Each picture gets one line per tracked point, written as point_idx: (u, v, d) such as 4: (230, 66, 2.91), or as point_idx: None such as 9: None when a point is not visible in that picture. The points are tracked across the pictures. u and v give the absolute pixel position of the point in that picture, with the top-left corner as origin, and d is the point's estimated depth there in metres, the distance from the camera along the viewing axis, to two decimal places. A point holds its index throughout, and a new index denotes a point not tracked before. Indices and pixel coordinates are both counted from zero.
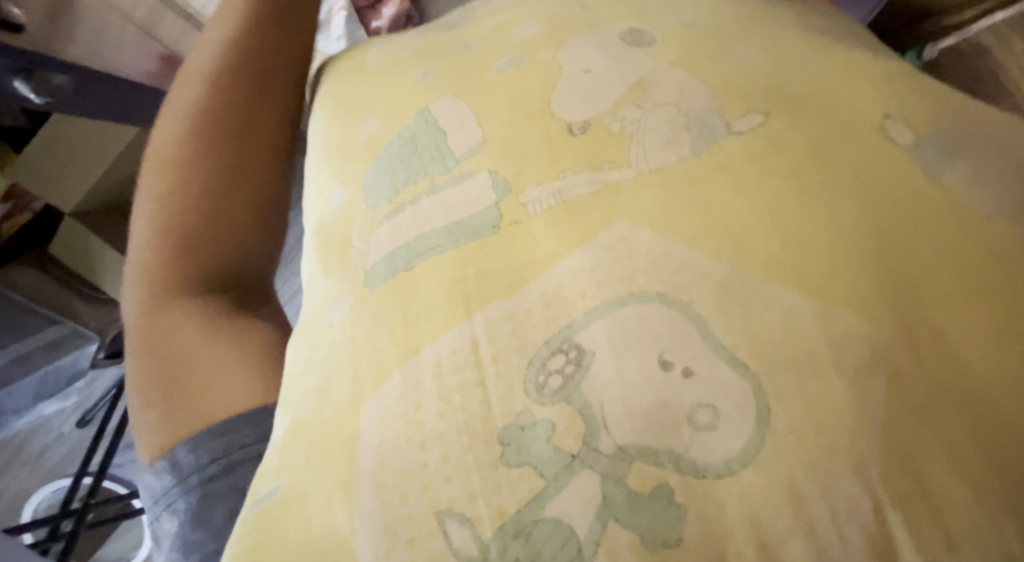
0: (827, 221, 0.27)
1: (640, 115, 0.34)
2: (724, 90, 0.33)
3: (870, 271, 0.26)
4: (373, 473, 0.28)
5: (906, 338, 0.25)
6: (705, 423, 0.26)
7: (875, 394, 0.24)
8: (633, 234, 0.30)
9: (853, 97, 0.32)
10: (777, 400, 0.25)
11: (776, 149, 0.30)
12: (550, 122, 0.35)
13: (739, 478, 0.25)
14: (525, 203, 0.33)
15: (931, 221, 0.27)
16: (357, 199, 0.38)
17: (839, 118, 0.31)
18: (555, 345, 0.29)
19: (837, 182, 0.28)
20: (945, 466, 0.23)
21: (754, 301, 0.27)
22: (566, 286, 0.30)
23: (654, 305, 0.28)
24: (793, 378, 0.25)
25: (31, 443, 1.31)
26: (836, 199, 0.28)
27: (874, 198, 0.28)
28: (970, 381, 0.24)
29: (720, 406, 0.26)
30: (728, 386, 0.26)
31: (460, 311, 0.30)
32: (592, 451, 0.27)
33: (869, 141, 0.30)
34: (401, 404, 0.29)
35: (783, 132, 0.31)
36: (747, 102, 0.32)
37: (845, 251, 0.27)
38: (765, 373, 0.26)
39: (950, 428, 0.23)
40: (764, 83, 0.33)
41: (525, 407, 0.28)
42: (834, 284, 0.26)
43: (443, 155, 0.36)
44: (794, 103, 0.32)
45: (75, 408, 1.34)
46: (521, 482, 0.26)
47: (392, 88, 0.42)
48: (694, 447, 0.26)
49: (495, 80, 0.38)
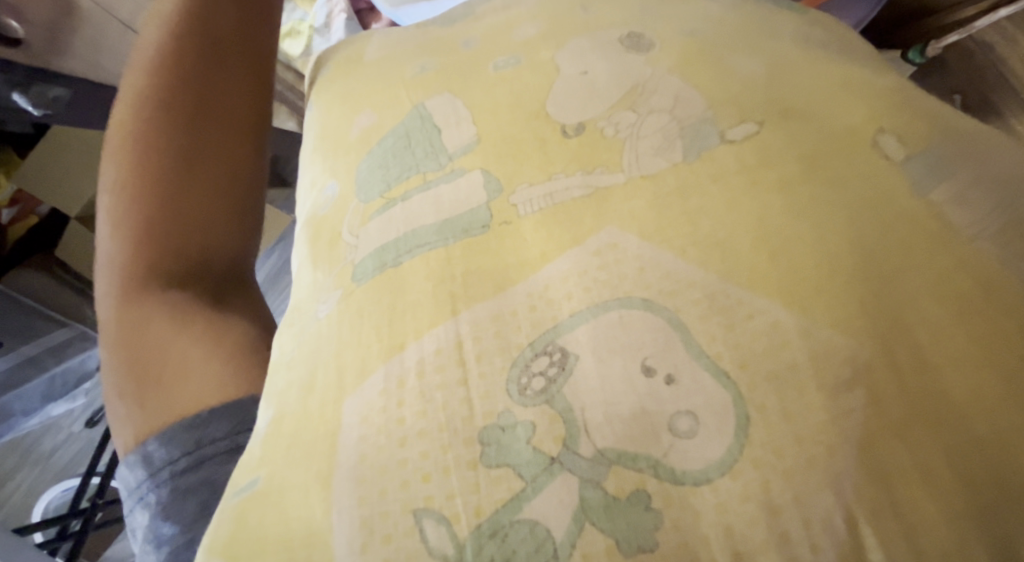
0: (813, 237, 0.28)
1: (635, 120, 0.34)
2: (719, 101, 0.33)
3: (853, 290, 0.27)
4: (354, 468, 0.28)
5: (884, 356, 0.26)
6: (685, 430, 0.26)
7: (855, 409, 0.25)
8: (623, 239, 0.30)
9: (847, 113, 0.33)
10: (756, 410, 0.25)
11: (768, 161, 0.31)
12: (545, 123, 0.35)
13: (716, 487, 0.25)
14: (516, 203, 0.33)
15: (914, 242, 0.28)
16: (349, 193, 0.39)
17: (833, 133, 0.32)
18: (539, 347, 0.29)
19: (827, 198, 0.29)
20: (917, 482, 0.24)
21: (739, 310, 0.27)
22: (553, 288, 0.30)
23: (638, 311, 0.28)
24: (772, 388, 0.26)
25: (43, 441, 1.40)
26: (823, 216, 0.29)
27: (860, 217, 0.29)
28: (944, 398, 0.25)
29: (699, 414, 0.26)
30: (709, 394, 0.26)
31: (446, 310, 0.31)
32: (572, 453, 0.27)
33: (861, 157, 0.31)
34: (384, 400, 0.29)
35: (777, 144, 0.31)
36: (741, 111, 0.33)
37: (827, 269, 0.27)
38: (746, 382, 0.26)
39: (925, 445, 0.24)
40: (759, 94, 0.34)
41: (506, 407, 0.28)
42: (819, 298, 0.27)
43: (435, 151, 0.37)
44: (787, 115, 0.33)
45: (82, 410, 1.43)
46: (499, 484, 0.27)
47: (390, 82, 0.43)
48: (673, 454, 0.26)
49: (492, 79, 0.38)
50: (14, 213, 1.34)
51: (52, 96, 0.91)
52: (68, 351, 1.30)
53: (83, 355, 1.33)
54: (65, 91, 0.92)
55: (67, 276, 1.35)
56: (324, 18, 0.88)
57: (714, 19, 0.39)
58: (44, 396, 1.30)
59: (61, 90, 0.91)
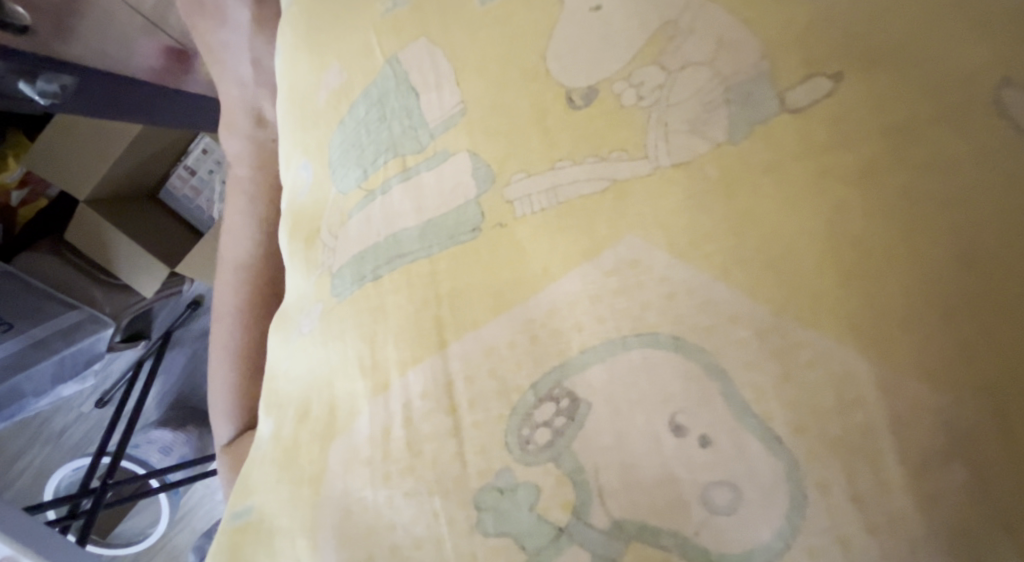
0: (906, 254, 0.21)
1: (663, 78, 0.26)
2: (787, 38, 0.24)
3: (959, 334, 0.20)
4: (338, 524, 0.25)
5: (997, 424, 0.19)
6: (723, 506, 0.22)
7: (948, 493, 0.19)
8: (648, 255, 0.24)
9: (977, 46, 0.23)
10: (817, 488, 0.21)
11: (846, 138, 0.22)
12: (544, 84, 0.27)
13: None
14: (510, 200, 0.26)
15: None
16: (325, 178, 0.33)
17: (951, 81, 0.22)
18: (543, 391, 0.24)
19: (929, 188, 0.21)
20: None
21: (799, 354, 0.21)
22: (560, 316, 0.25)
23: (666, 354, 0.23)
24: (839, 465, 0.21)
25: (52, 422, 1.00)
26: (925, 216, 0.21)
27: (979, 217, 0.21)
28: None
29: (742, 489, 0.22)
30: (755, 464, 0.22)
31: (432, 341, 0.26)
32: (583, 524, 0.23)
33: (991, 117, 0.22)
34: (370, 449, 0.25)
35: (859, 109, 0.23)
36: (812, 55, 0.24)
37: (925, 306, 0.20)
38: (806, 454, 0.21)
39: None
40: (838, 25, 0.24)
41: (505, 465, 0.24)
42: (905, 339, 0.20)
43: (414, 128, 0.30)
44: (874, 55, 0.23)
45: (92, 390, 1.03)
46: (498, 555, 0.23)
47: (356, 23, 0.34)
48: (706, 532, 0.22)
49: (478, 18, 0.29)
50: (21, 195, 1.02)
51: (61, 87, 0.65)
52: (81, 332, 0.87)
53: (96, 337, 0.88)
54: (73, 80, 0.66)
55: (79, 259, 1.02)
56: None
57: None
58: (56, 376, 0.85)
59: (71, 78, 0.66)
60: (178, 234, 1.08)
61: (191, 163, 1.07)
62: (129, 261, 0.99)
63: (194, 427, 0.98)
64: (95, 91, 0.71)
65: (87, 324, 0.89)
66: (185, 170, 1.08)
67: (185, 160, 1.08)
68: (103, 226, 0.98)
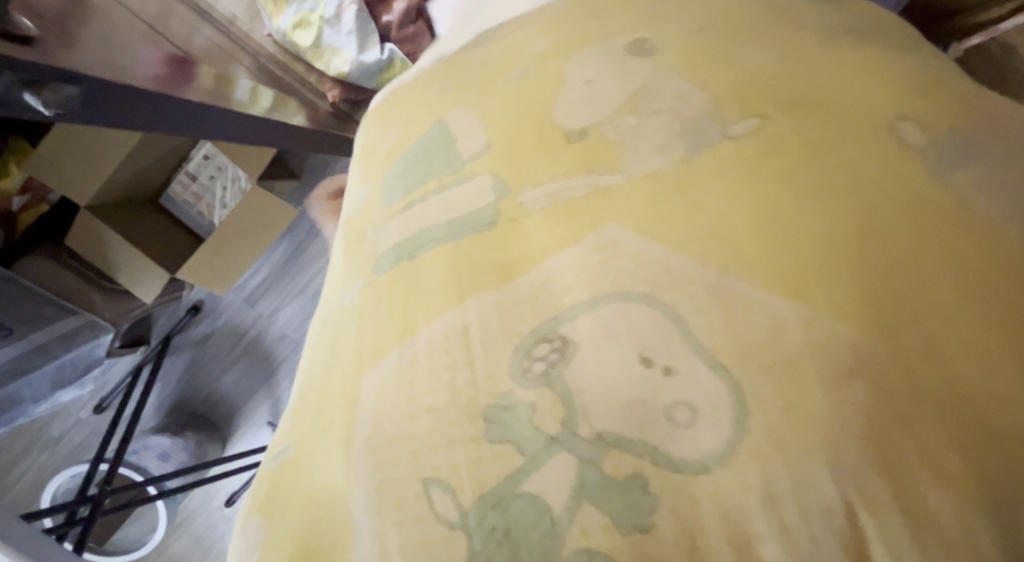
0: (819, 225, 0.29)
1: (636, 122, 0.36)
2: (724, 97, 0.35)
3: (857, 278, 0.28)
4: (369, 438, 0.31)
5: (891, 342, 0.26)
6: (683, 421, 0.28)
7: (857, 398, 0.26)
8: (622, 236, 0.32)
9: (867, 98, 0.34)
10: (754, 402, 0.27)
11: (772, 152, 0.32)
12: (549, 127, 0.37)
13: (714, 475, 0.27)
14: (521, 202, 0.35)
15: (931, 235, 0.28)
16: (376, 198, 0.42)
17: (852, 120, 0.33)
18: (541, 334, 0.31)
19: (833, 184, 0.30)
20: (924, 472, 0.25)
21: (736, 303, 0.29)
22: (554, 280, 0.32)
23: (637, 305, 0.31)
24: (772, 381, 0.27)
25: (50, 427, 1.08)
26: (829, 201, 0.30)
27: (868, 204, 0.30)
28: (960, 387, 0.25)
29: (697, 406, 0.28)
30: (707, 386, 0.28)
31: (454, 299, 0.33)
32: (571, 435, 0.29)
33: (880, 141, 0.32)
34: (397, 378, 0.32)
35: (783, 133, 0.33)
36: (745, 105, 0.35)
37: (833, 261, 0.28)
38: (745, 374, 0.28)
39: (932, 436, 0.25)
40: (768, 88, 0.35)
41: (509, 388, 0.30)
42: (818, 283, 0.28)
43: (451, 158, 0.40)
44: (795, 103, 0.34)
45: (90, 396, 1.09)
46: (499, 460, 0.29)
47: (418, 102, 0.46)
48: (671, 442, 0.28)
49: (504, 91, 0.41)
50: (23, 201, 0.96)
51: (64, 97, 0.51)
52: (81, 337, 0.88)
53: (95, 343, 0.89)
54: (79, 90, 0.52)
55: (77, 264, 0.99)
56: (335, 8, 0.85)
57: (723, 13, 0.41)
58: (55, 384, 0.86)
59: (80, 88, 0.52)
60: (177, 242, 1.04)
61: (192, 169, 1.07)
62: (131, 270, 0.97)
63: (191, 435, 1.05)
64: (107, 103, 0.56)
65: (86, 330, 0.89)
66: (185, 176, 1.07)
67: (186, 166, 1.07)
68: (97, 226, 0.94)
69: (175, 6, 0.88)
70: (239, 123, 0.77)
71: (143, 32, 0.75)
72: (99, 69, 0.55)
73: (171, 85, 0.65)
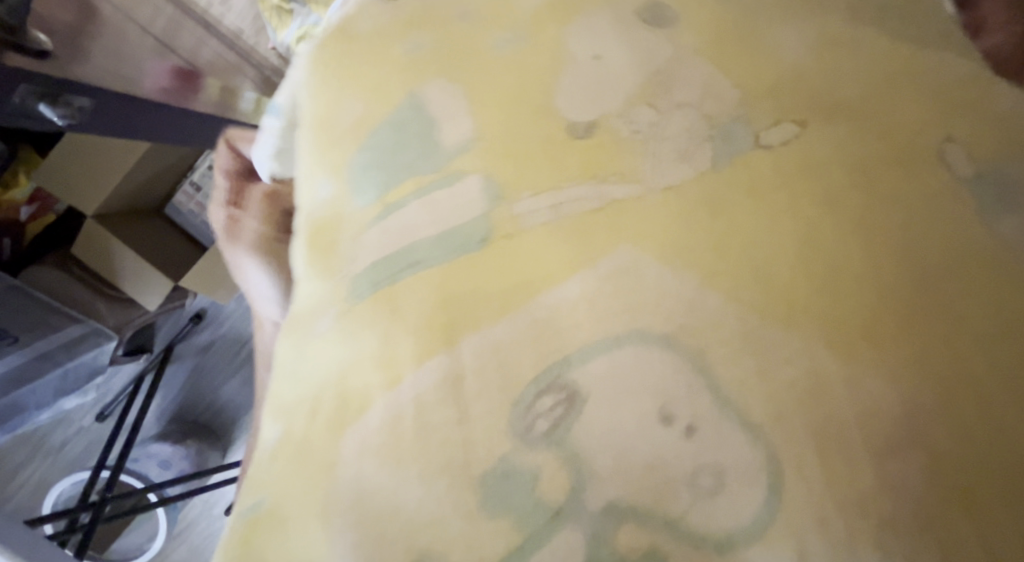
0: (867, 268, 0.26)
1: (654, 117, 0.31)
2: (756, 96, 0.31)
3: (912, 338, 0.25)
4: (351, 505, 0.27)
5: (945, 408, 0.24)
6: (707, 489, 0.24)
7: (912, 465, 0.24)
8: (638, 263, 0.27)
9: (911, 114, 0.31)
10: (793, 468, 0.24)
11: (817, 174, 0.29)
12: (551, 117, 0.32)
13: (747, 554, 0.24)
14: (517, 214, 0.30)
15: (977, 286, 0.27)
16: (344, 195, 0.36)
17: (902, 141, 0.30)
18: (544, 383, 0.26)
19: (882, 223, 0.27)
20: (983, 553, 0.23)
21: (772, 351, 0.25)
22: (561, 316, 0.27)
23: (657, 349, 0.26)
24: (815, 444, 0.24)
25: (52, 436, 1.14)
26: (880, 245, 0.27)
27: (917, 248, 0.27)
28: (1011, 457, 0.24)
29: (725, 473, 0.25)
30: (735, 451, 0.25)
31: (440, 339, 0.28)
32: (580, 504, 0.25)
33: (928, 172, 0.29)
34: (382, 436, 0.27)
35: (823, 154, 0.29)
36: (780, 110, 0.31)
37: (886, 314, 0.26)
38: (785, 436, 0.24)
39: (991, 511, 0.23)
40: (805, 88, 0.32)
41: (507, 450, 0.26)
42: (870, 335, 0.25)
43: (432, 150, 0.34)
44: (833, 112, 0.31)
45: (92, 405, 1.16)
46: (497, 536, 0.25)
47: (381, 64, 0.38)
48: (691, 513, 0.24)
49: (493, 63, 0.35)
50: (31, 210, 1.05)
51: (77, 107, 0.70)
52: (85, 344, 0.92)
53: (98, 349, 0.93)
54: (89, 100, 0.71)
55: (82, 272, 1.06)
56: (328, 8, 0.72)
57: None
58: (59, 389, 0.91)
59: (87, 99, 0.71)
60: (180, 247, 1.15)
61: (197, 179, 1.16)
62: (134, 273, 1.05)
63: (193, 443, 1.11)
64: (109, 110, 0.75)
65: (90, 337, 0.93)
66: (191, 187, 1.16)
67: (191, 177, 1.16)
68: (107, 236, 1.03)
69: (183, 18, 1.05)
70: (174, 123, 0.88)
71: (150, 43, 0.97)
72: (108, 79, 0.77)
73: (174, 96, 0.88)
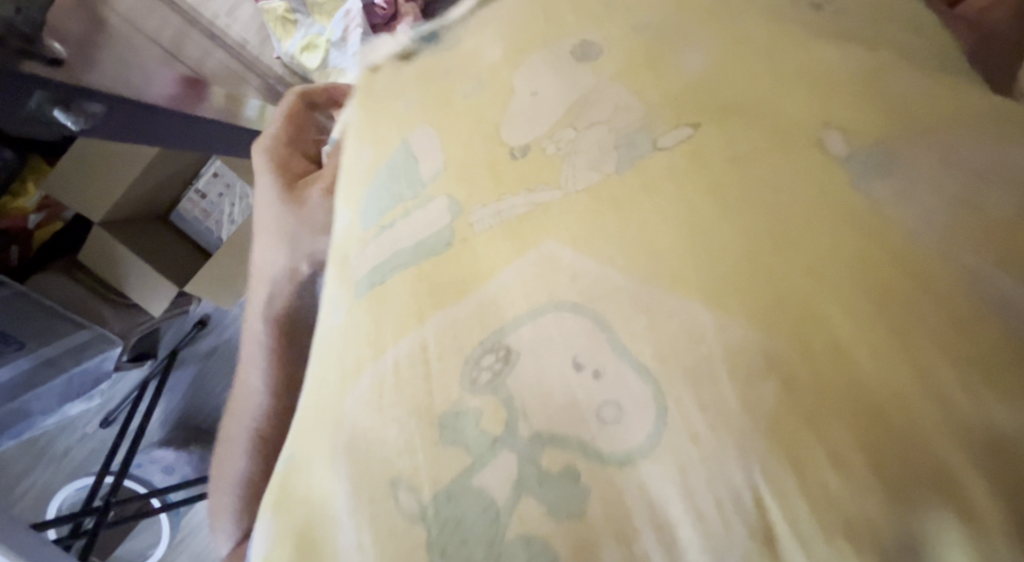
0: (734, 233, 0.31)
1: (574, 135, 0.39)
2: (659, 106, 0.37)
3: (768, 285, 0.29)
4: (349, 445, 0.36)
5: (799, 347, 0.27)
6: (611, 418, 0.31)
7: (768, 396, 0.27)
8: (558, 250, 0.35)
9: (798, 108, 0.34)
10: (673, 400, 0.29)
11: (698, 164, 0.34)
12: (498, 145, 0.41)
13: (638, 469, 0.30)
14: (472, 222, 0.39)
15: (843, 243, 0.29)
16: (356, 221, 0.46)
17: (781, 127, 0.34)
18: (487, 346, 0.35)
19: (753, 195, 0.31)
20: (827, 467, 0.26)
21: (659, 309, 0.31)
22: (499, 295, 0.36)
23: (570, 314, 0.33)
24: (687, 381, 0.29)
25: (63, 438, 1.35)
26: (750, 214, 0.31)
27: (783, 214, 0.30)
28: (863, 390, 0.26)
29: (623, 404, 0.30)
30: (631, 387, 0.30)
31: (415, 319, 0.37)
32: (513, 435, 0.33)
33: (802, 150, 0.32)
34: (372, 393, 0.36)
35: (709, 148, 0.34)
36: (679, 116, 0.36)
37: (746, 267, 0.30)
38: (664, 375, 0.30)
39: (837, 432, 0.26)
40: (703, 96, 0.37)
41: (460, 396, 0.34)
42: (732, 290, 0.29)
43: (414, 182, 0.43)
44: (725, 112, 0.35)
45: (101, 406, 1.38)
46: (452, 461, 0.33)
47: (386, 119, 0.49)
48: (599, 438, 0.31)
49: (460, 109, 0.45)
50: (37, 219, 1.37)
51: (90, 112, 0.88)
52: (89, 351, 1.26)
53: (104, 355, 1.28)
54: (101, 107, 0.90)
55: (86, 279, 1.39)
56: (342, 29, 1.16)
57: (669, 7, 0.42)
58: (62, 396, 1.25)
59: (100, 106, 0.90)
60: (180, 250, 1.48)
61: (201, 188, 1.49)
62: (139, 281, 1.38)
63: None
64: (117, 123, 0.95)
65: (94, 343, 1.27)
66: (195, 195, 1.50)
67: (196, 185, 1.50)
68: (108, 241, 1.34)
69: (187, 34, 1.45)
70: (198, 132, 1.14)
71: (163, 56, 1.29)
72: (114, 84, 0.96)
73: (183, 101, 1.11)
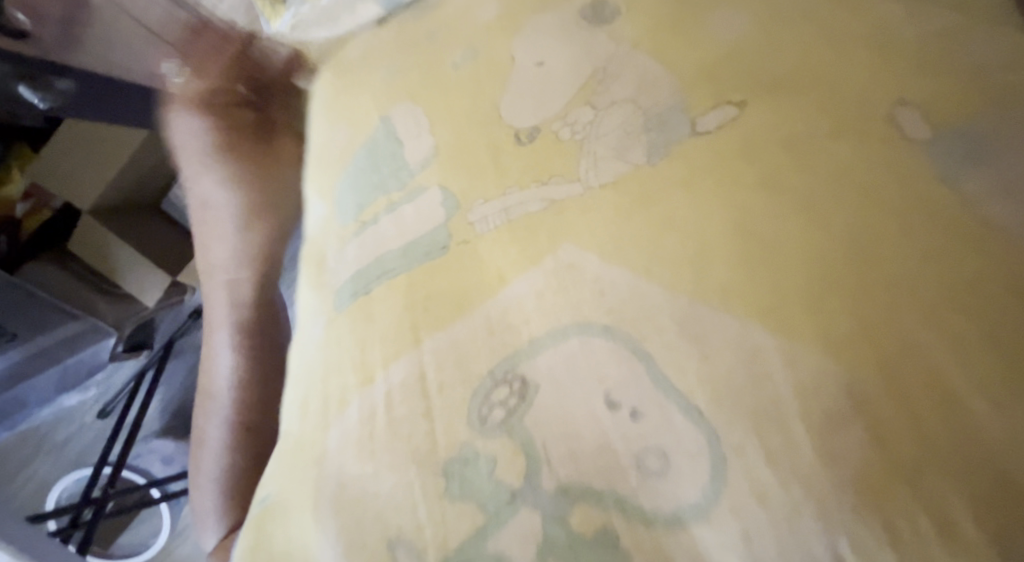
0: (798, 236, 0.24)
1: (593, 116, 0.32)
2: (695, 80, 0.30)
3: (847, 302, 0.23)
4: (334, 495, 0.30)
5: (889, 385, 0.21)
6: (654, 470, 0.24)
7: (852, 450, 0.21)
8: (581, 259, 0.29)
9: (864, 80, 0.28)
10: (734, 451, 0.23)
11: (745, 150, 0.27)
12: (497, 126, 0.34)
13: (692, 533, 0.23)
14: (471, 222, 0.32)
15: (937, 252, 0.23)
16: (332, 215, 0.39)
17: (846, 102, 0.27)
18: (499, 375, 0.29)
19: (819, 188, 0.25)
20: (933, 533, 0.19)
21: (710, 336, 0.25)
22: (513, 311, 0.30)
23: (598, 338, 0.27)
24: (754, 429, 0.23)
25: (55, 432, 0.91)
26: (817, 212, 0.25)
27: (858, 212, 0.24)
28: (975, 439, 0.20)
29: (670, 454, 0.24)
30: (681, 433, 0.24)
31: (409, 340, 0.31)
32: (534, 487, 0.26)
33: (873, 133, 0.26)
34: (360, 431, 0.30)
35: (758, 131, 0.28)
36: (716, 93, 0.30)
37: (815, 278, 0.24)
38: (725, 424, 0.23)
39: (939, 489, 0.20)
40: (745, 64, 0.30)
41: (467, 437, 0.29)
42: (799, 313, 0.23)
43: (400, 169, 0.37)
44: (777, 85, 0.29)
45: (96, 399, 0.94)
46: (461, 518, 0.27)
47: (363, 91, 0.42)
48: (640, 491, 0.24)
49: (451, 82, 0.38)
50: (25, 207, 0.91)
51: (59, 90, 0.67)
52: (83, 341, 0.87)
53: (96, 347, 0.88)
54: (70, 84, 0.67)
55: (81, 268, 0.94)
56: None
57: None
58: (60, 384, 0.88)
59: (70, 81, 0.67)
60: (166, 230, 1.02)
61: None
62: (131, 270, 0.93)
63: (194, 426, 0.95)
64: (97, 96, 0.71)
65: (88, 333, 0.88)
66: None
67: None
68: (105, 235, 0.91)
69: None
70: None
71: None
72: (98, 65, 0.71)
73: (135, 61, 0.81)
